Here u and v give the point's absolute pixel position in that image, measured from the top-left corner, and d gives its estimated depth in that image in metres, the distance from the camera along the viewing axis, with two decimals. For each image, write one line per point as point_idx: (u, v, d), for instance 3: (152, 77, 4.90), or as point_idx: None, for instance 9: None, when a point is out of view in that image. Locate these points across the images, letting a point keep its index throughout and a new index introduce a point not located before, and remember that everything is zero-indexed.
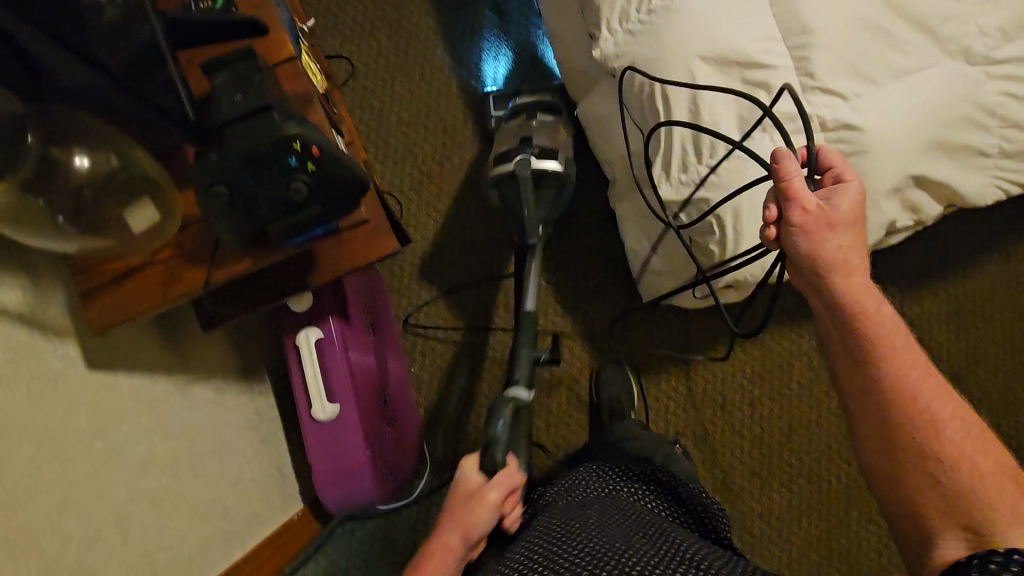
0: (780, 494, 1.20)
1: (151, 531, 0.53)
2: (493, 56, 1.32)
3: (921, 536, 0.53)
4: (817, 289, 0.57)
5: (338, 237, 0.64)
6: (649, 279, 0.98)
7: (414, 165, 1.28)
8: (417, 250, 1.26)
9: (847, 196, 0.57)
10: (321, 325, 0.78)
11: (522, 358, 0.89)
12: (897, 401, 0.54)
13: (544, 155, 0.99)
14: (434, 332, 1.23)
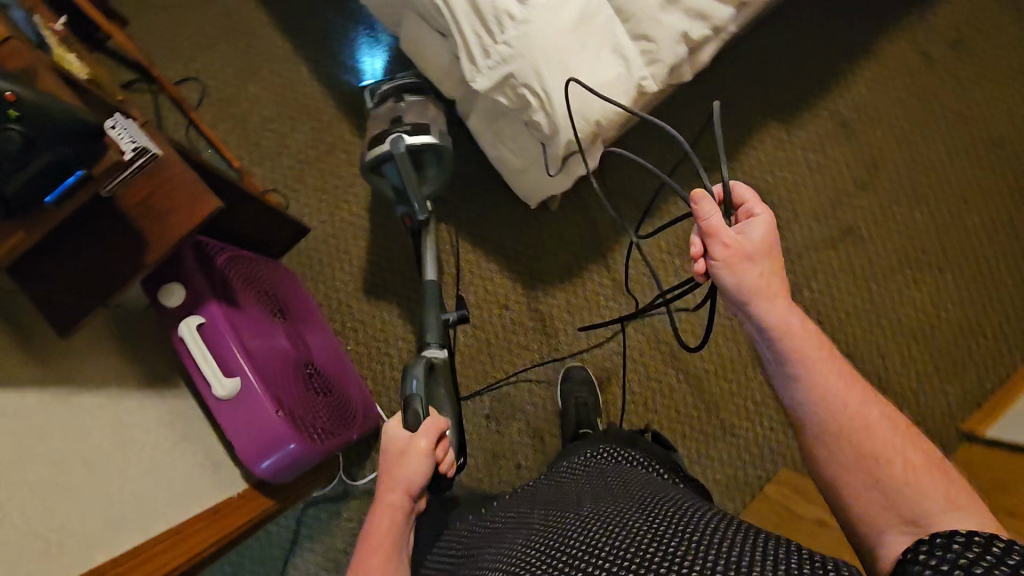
0: (728, 349, 1.24)
1: (41, 523, 0.57)
2: (371, 48, 1.32)
3: (872, 548, 0.50)
4: (744, 317, 0.58)
5: (161, 211, 0.67)
6: (520, 179, 1.00)
7: (290, 158, 1.30)
8: (320, 236, 1.28)
9: (760, 228, 0.59)
10: (200, 310, 0.80)
11: (432, 322, 0.97)
12: (822, 406, 0.53)
13: (415, 132, 0.99)
14: (360, 306, 1.26)
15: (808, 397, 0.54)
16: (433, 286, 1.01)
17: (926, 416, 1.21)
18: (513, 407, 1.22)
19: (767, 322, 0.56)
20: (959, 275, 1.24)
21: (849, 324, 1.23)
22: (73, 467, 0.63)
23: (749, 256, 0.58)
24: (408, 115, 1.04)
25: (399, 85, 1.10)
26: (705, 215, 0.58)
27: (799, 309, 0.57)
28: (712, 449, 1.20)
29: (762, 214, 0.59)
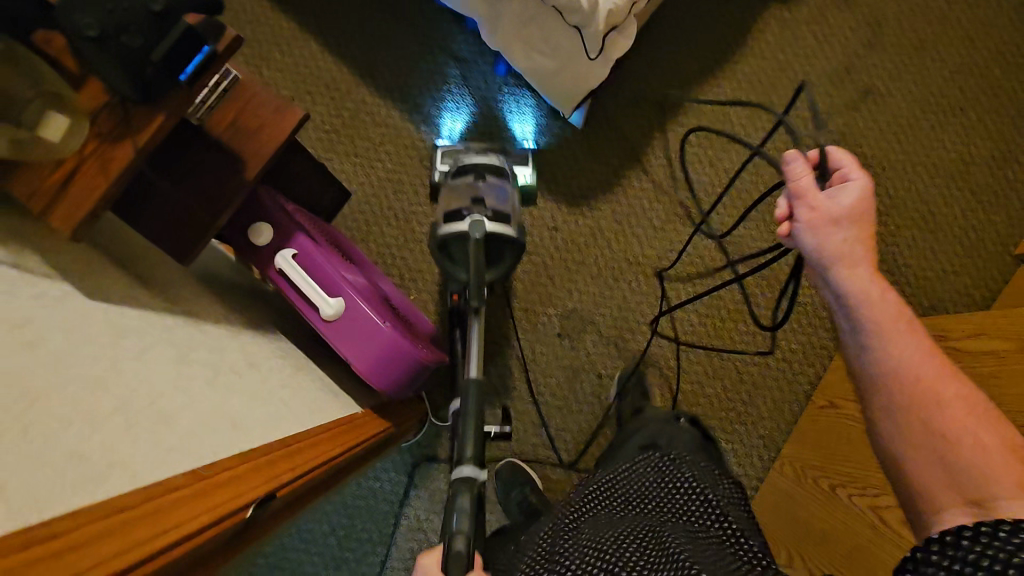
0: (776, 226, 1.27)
1: (225, 405, 0.57)
2: (452, 109, 1.31)
3: (933, 515, 0.57)
4: (826, 277, 0.67)
5: (250, 129, 0.69)
6: (558, 87, 1.03)
7: (316, 129, 1.31)
8: (362, 199, 1.30)
9: (851, 195, 0.66)
10: (291, 243, 0.82)
11: (470, 431, 0.77)
12: (893, 381, 0.62)
13: (497, 221, 0.95)
14: (413, 257, 1.28)
15: (883, 369, 0.62)
16: (473, 388, 0.80)
17: (978, 250, 1.24)
18: (583, 324, 1.24)
19: (847, 287, 0.65)
20: (982, 112, 1.28)
21: (886, 178, 1.27)
22: (231, 366, 0.65)
23: (836, 221, 0.66)
24: (489, 198, 0.99)
25: (479, 164, 1.08)
26: (796, 180, 0.68)
27: (879, 276, 0.65)
28: (781, 323, 1.24)
29: (857, 180, 0.66)
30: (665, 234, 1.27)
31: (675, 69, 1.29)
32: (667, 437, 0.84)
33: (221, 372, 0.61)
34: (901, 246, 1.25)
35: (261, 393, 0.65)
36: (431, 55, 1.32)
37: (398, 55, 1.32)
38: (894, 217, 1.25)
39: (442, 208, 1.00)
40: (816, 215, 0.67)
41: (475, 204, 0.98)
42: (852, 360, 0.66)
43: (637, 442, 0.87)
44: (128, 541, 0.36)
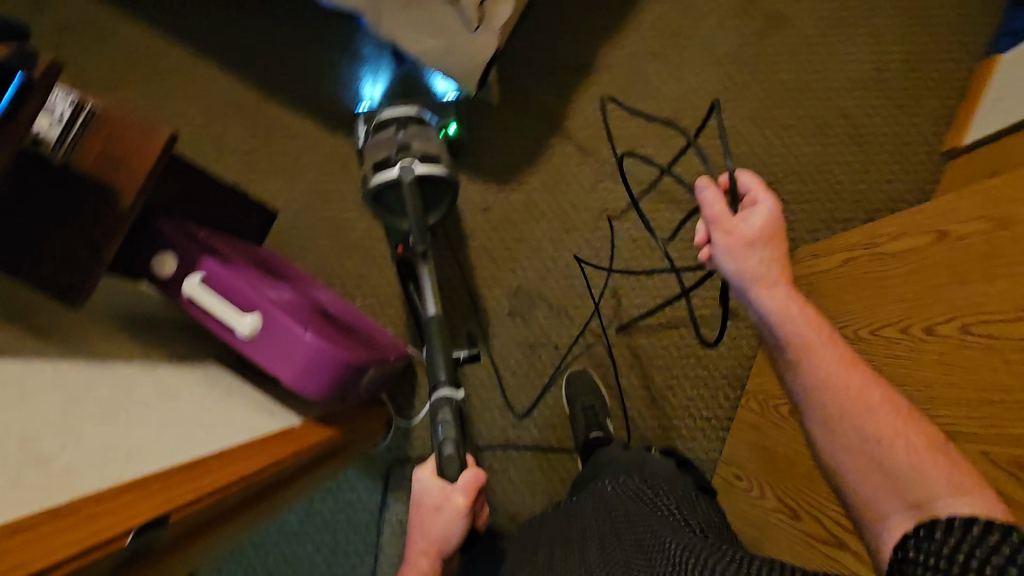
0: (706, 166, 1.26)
1: (115, 441, 0.55)
2: (372, 75, 1.28)
3: (878, 522, 0.56)
4: (748, 298, 0.69)
5: (118, 158, 0.67)
6: (440, 58, 1.00)
7: (232, 152, 1.29)
8: (291, 214, 1.28)
9: (759, 215, 0.69)
10: (198, 267, 0.81)
11: (438, 359, 0.82)
12: (825, 394, 0.63)
13: (427, 161, 0.95)
14: (353, 261, 1.26)
15: (812, 385, 0.64)
16: (437, 323, 0.86)
17: (905, 155, 1.24)
18: (531, 298, 1.23)
19: (768, 307, 0.67)
20: (890, 16, 1.27)
21: (806, 100, 1.26)
22: (135, 398, 0.63)
23: (751, 243, 0.69)
24: (415, 142, 0.99)
25: (398, 115, 1.07)
26: (709, 205, 0.70)
27: (796, 292, 0.68)
28: None
29: (765, 202, 0.70)
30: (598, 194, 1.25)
31: (580, 28, 1.27)
32: (639, 467, 0.87)
33: (121, 407, 0.59)
34: (830, 164, 1.25)
35: (169, 423, 0.64)
36: (334, 57, 1.29)
37: (301, 62, 1.29)
38: (820, 137, 1.25)
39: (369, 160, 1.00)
40: (730, 237, 0.70)
41: (400, 150, 0.97)
42: (788, 378, 0.67)
43: (597, 470, 0.95)
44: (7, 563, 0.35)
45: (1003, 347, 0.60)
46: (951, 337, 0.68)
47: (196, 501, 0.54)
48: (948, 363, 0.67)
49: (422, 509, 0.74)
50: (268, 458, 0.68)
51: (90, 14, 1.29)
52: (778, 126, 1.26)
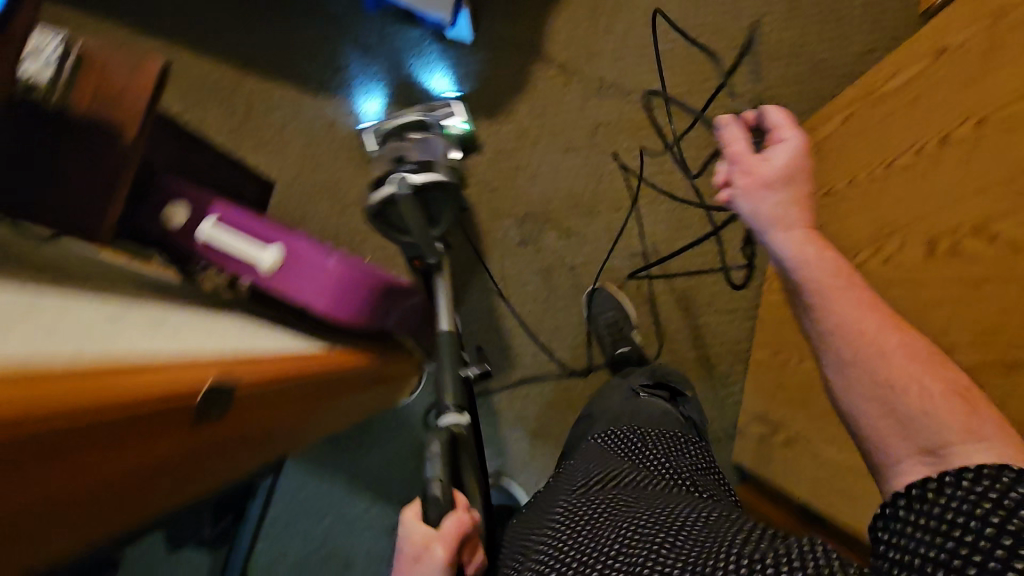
0: (687, 65, 1.26)
1: (162, 337, 0.55)
2: (368, 87, 1.27)
3: (888, 470, 0.51)
4: (763, 241, 0.63)
5: (112, 96, 0.66)
6: None
7: (217, 133, 1.27)
8: (286, 182, 1.27)
9: (779, 154, 0.63)
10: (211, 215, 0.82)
11: (448, 379, 0.82)
12: (839, 340, 0.56)
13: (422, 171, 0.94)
14: (356, 219, 1.26)
15: (825, 329, 0.57)
16: (449, 338, 0.87)
17: (882, 21, 1.24)
18: (539, 225, 1.23)
19: (782, 249, 0.61)
20: None
21: None
22: (169, 322, 0.63)
23: (770, 183, 0.63)
24: (410, 152, 0.98)
25: (402, 124, 1.07)
26: (729, 144, 0.66)
27: (817, 234, 0.61)
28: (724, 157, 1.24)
29: (788, 137, 0.64)
30: (587, 112, 1.26)
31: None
32: (632, 414, 0.89)
33: (159, 323, 0.60)
34: (810, 43, 1.25)
35: (209, 333, 0.64)
36: (300, 21, 1.28)
37: (269, 29, 1.28)
38: (797, 18, 1.25)
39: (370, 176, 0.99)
40: (746, 176, 0.64)
41: (397, 164, 0.97)
42: (801, 321, 0.60)
43: (603, 423, 0.91)
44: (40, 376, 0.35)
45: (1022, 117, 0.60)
46: (970, 133, 0.67)
47: (244, 377, 0.52)
48: (972, 157, 0.65)
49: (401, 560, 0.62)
50: (309, 361, 0.67)
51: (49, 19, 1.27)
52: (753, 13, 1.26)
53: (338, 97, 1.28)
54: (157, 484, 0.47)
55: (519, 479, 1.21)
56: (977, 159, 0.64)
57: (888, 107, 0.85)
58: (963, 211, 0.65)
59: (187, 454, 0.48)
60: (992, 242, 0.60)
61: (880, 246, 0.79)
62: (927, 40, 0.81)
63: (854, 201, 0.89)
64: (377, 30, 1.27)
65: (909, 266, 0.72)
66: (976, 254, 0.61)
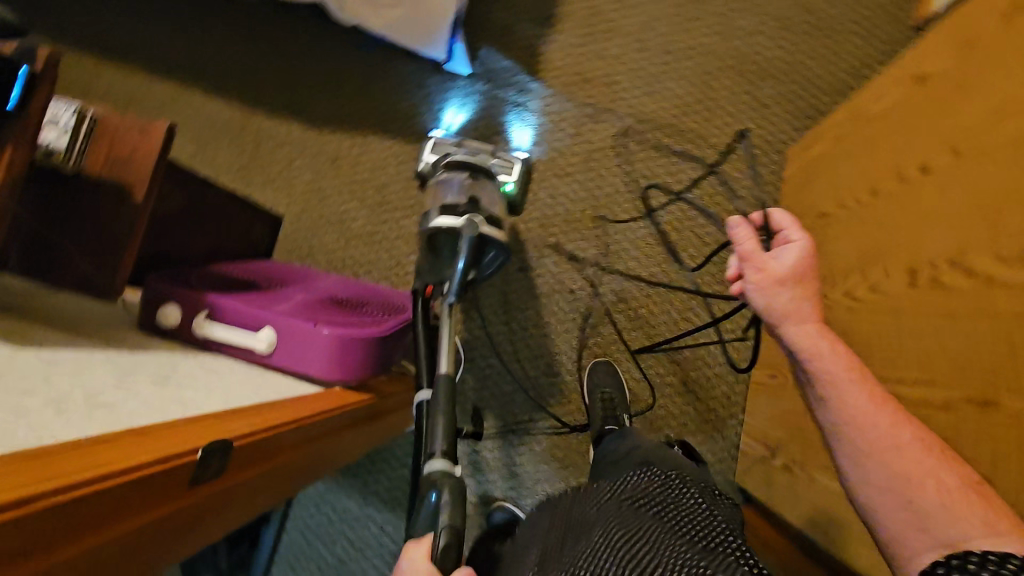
0: (681, 87, 1.28)
1: (176, 396, 0.58)
2: (458, 102, 1.29)
3: (903, 556, 0.55)
4: (777, 332, 0.67)
5: (124, 158, 0.71)
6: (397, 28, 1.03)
7: (227, 170, 1.33)
8: (294, 216, 1.32)
9: (790, 256, 0.67)
10: (202, 305, 0.82)
11: (441, 426, 0.75)
12: (854, 431, 0.60)
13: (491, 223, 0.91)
14: (361, 250, 1.30)
15: (840, 419, 0.62)
16: (446, 384, 0.79)
17: (875, 35, 1.25)
18: (542, 251, 1.27)
19: (797, 344, 0.65)
20: None
21: (767, 5, 1.28)
22: (181, 374, 0.67)
23: (782, 282, 0.66)
24: (484, 199, 0.96)
25: (471, 165, 1.04)
26: (741, 244, 0.69)
27: (828, 329, 0.66)
28: (720, 177, 1.25)
29: (797, 241, 0.67)
30: (582, 137, 1.28)
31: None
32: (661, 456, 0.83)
33: (166, 379, 0.62)
34: (802, 60, 1.26)
35: (221, 389, 0.66)
36: (304, 59, 1.33)
37: (276, 69, 1.34)
38: (788, 37, 1.27)
39: (433, 198, 0.97)
40: (761, 277, 0.68)
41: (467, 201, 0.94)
42: (814, 408, 0.65)
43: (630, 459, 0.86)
44: (47, 471, 0.36)
45: (995, 148, 0.61)
46: (945, 166, 0.68)
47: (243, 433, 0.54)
48: (950, 185, 0.66)
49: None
50: (311, 408, 0.69)
51: (73, 69, 1.36)
52: (745, 33, 1.27)
53: (342, 132, 1.32)
54: (163, 543, 0.49)
55: (525, 502, 1.23)
56: (953, 189, 0.66)
57: (875, 130, 0.86)
58: (944, 242, 0.65)
59: (191, 515, 0.50)
60: (968, 275, 0.61)
61: (867, 273, 0.81)
62: (907, 66, 0.82)
63: (843, 225, 0.90)
64: (379, 65, 1.32)
65: (893, 294, 0.73)
66: (954, 290, 0.63)
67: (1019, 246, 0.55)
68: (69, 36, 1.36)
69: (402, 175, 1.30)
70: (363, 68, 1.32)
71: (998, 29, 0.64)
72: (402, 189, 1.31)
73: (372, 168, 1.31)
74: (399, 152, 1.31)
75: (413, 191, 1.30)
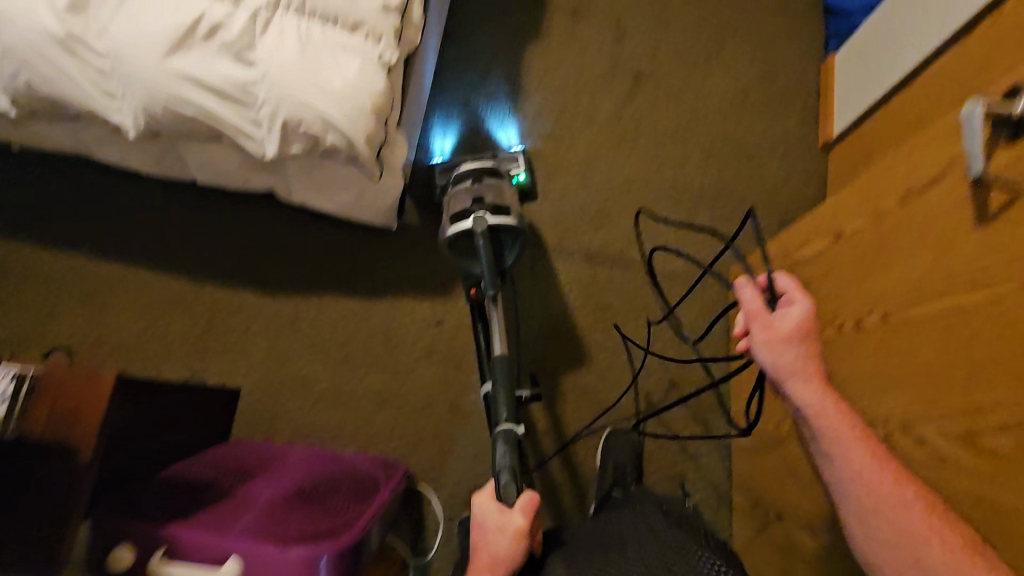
0: (626, 218, 1.36)
1: None
2: (445, 127, 1.40)
3: None
4: (784, 392, 0.67)
5: (68, 417, 0.67)
6: (349, 212, 1.10)
7: (181, 347, 1.30)
8: (253, 386, 1.28)
9: (794, 316, 0.68)
10: (159, 541, 0.78)
11: (502, 400, 0.84)
12: (863, 493, 0.60)
13: (498, 214, 1.06)
14: (328, 413, 1.26)
15: (849, 480, 0.62)
16: (502, 363, 0.87)
17: (789, 157, 1.38)
18: None
19: (806, 404, 0.65)
20: (734, 45, 1.44)
21: (689, 138, 1.40)
22: None
23: (788, 341, 0.67)
24: (488, 196, 1.10)
25: (473, 169, 1.18)
26: (747, 302, 0.70)
27: (834, 393, 0.65)
28: (671, 299, 1.31)
29: (801, 301, 0.69)
30: (538, 275, 1.33)
31: (474, 136, 1.39)
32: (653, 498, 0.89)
33: None
34: (729, 186, 1.37)
35: None
36: (256, 225, 1.34)
37: (227, 240, 1.34)
38: (713, 166, 1.38)
39: (449, 207, 1.12)
40: (766, 335, 0.68)
41: (477, 203, 1.08)
42: (820, 468, 0.65)
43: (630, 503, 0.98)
44: None
45: (916, 316, 0.67)
46: (880, 327, 0.73)
47: None
48: (886, 347, 0.71)
49: (480, 557, 0.72)
50: None
51: (8, 259, 1.32)
52: (674, 167, 1.38)
53: (299, 295, 1.32)
54: None
55: None
56: (890, 353, 0.71)
57: (805, 273, 0.93)
58: (893, 405, 0.70)
59: None
60: (923, 445, 0.65)
61: None
62: (823, 218, 0.90)
63: None
64: (332, 227, 1.34)
65: None
66: (913, 457, 0.66)
67: (968, 419, 0.58)
68: (4, 228, 1.32)
69: (363, 332, 1.30)
70: (316, 231, 1.34)
71: (900, 207, 0.71)
72: (366, 345, 1.30)
73: (332, 327, 1.30)
74: (360, 309, 1.31)
75: (376, 346, 1.29)
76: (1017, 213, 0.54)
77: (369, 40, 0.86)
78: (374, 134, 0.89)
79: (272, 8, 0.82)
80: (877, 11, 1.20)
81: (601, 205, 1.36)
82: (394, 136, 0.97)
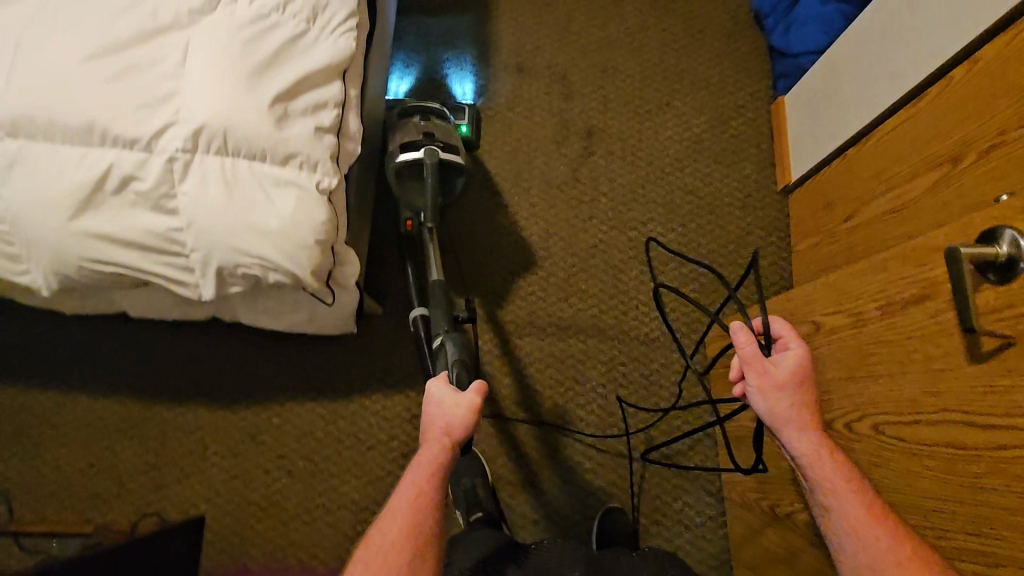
0: (594, 283, 1.32)
1: None
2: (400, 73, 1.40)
3: None
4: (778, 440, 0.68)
5: None
6: (304, 329, 1.01)
7: (134, 480, 1.19)
8: (219, 513, 1.18)
9: (789, 360, 0.69)
10: None
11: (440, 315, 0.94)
12: (862, 546, 0.60)
13: (447, 151, 1.02)
14: (302, 531, 1.18)
15: (845, 531, 0.61)
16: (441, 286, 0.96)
17: (751, 204, 1.36)
18: (496, 484, 1.22)
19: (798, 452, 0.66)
20: (684, 92, 1.42)
21: (650, 192, 1.37)
22: None
23: (781, 387, 0.69)
24: (437, 132, 1.05)
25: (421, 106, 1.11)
26: (741, 346, 0.70)
27: (829, 441, 0.66)
28: (649, 364, 1.28)
29: (795, 348, 0.70)
30: (511, 353, 1.28)
31: (434, 98, 1.38)
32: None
33: None
34: (694, 240, 1.34)
35: None
36: (206, 335, 1.25)
37: (175, 355, 1.24)
38: (676, 221, 1.35)
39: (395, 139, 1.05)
40: (759, 380, 0.70)
41: (425, 138, 1.02)
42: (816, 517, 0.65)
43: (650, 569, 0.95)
44: None
45: (912, 439, 0.64)
46: (871, 433, 0.70)
47: None
48: (881, 460, 0.69)
49: (432, 428, 0.74)
50: None
51: None
52: (637, 224, 1.35)
53: (260, 406, 1.23)
54: None
55: None
56: (887, 470, 0.68)
57: None
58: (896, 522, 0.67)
59: None
60: None
61: None
62: (800, 302, 0.87)
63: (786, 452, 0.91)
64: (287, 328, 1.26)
65: None
66: None
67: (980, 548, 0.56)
68: None
69: (333, 438, 1.22)
70: (271, 334, 1.25)
71: (881, 316, 0.69)
72: (337, 451, 1.22)
73: (299, 436, 1.22)
74: (326, 413, 1.23)
75: (347, 451, 1.22)
76: (1013, 362, 0.51)
77: (304, 170, 0.78)
78: (321, 267, 0.81)
79: (191, 151, 0.73)
80: (825, 58, 1.19)
81: (569, 272, 1.32)
82: (346, 254, 0.89)
